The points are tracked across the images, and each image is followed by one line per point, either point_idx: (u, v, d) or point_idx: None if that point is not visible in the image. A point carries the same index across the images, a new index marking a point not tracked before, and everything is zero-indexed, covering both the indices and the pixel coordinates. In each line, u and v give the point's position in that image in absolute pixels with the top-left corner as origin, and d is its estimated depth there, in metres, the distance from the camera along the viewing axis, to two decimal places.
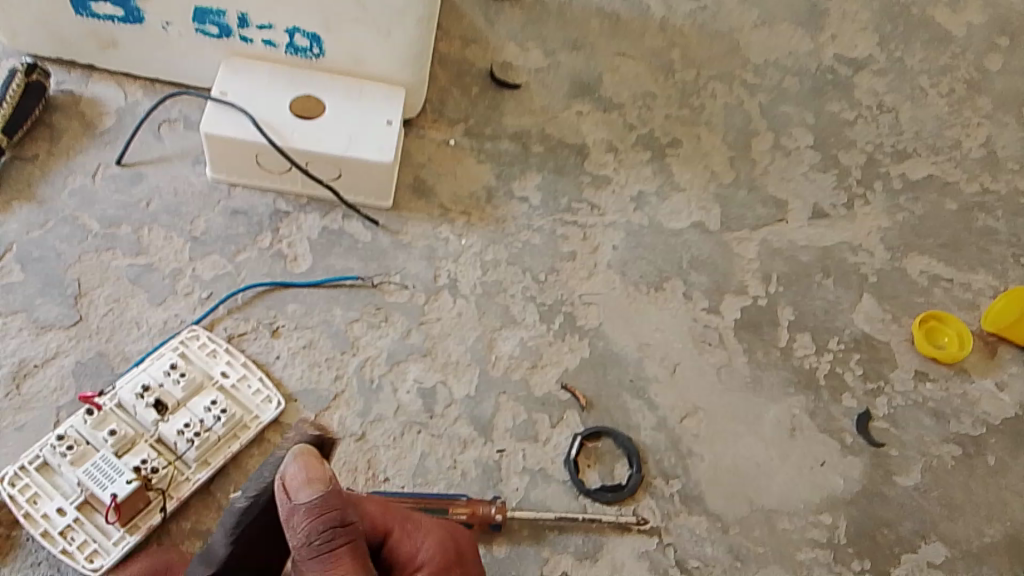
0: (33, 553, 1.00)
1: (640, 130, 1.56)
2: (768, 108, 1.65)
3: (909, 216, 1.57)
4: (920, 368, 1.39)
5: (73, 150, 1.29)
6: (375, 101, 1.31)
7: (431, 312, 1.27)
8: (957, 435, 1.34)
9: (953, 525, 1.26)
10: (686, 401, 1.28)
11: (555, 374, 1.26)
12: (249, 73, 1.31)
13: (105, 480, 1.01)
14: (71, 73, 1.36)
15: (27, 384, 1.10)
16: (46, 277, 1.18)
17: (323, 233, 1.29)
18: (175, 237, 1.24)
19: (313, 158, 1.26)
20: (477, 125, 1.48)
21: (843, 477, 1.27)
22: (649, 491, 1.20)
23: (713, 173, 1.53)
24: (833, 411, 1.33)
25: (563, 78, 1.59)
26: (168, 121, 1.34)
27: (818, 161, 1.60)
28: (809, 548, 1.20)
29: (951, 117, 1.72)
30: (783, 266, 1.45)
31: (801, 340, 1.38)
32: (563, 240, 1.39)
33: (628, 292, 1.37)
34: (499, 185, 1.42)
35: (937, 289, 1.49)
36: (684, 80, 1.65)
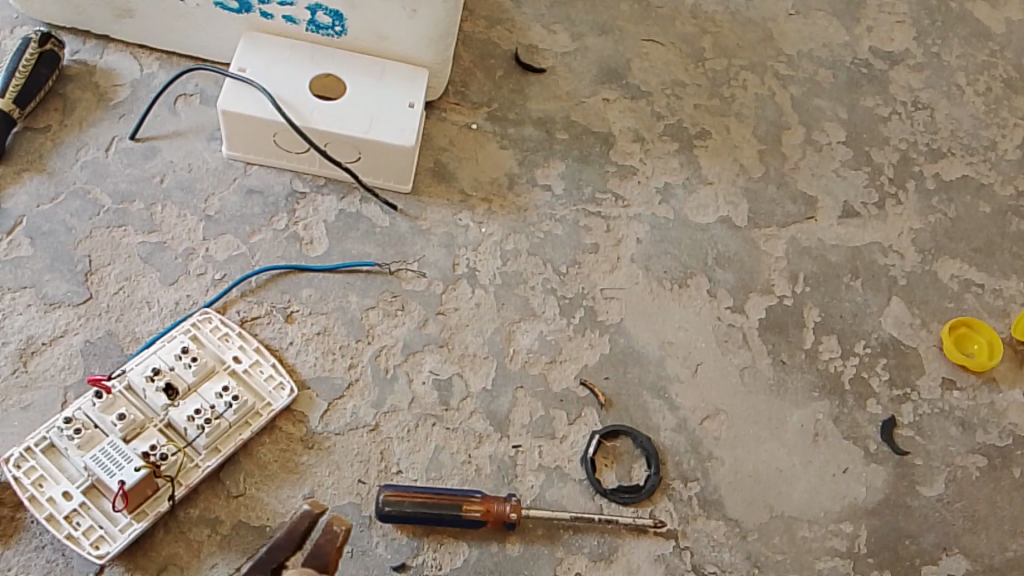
0: (38, 535, 0.98)
1: (668, 119, 1.51)
2: (800, 101, 1.60)
3: (941, 218, 1.52)
4: (949, 376, 1.35)
5: (86, 121, 1.25)
6: (398, 82, 1.26)
7: (449, 302, 1.24)
8: (984, 446, 1.30)
9: (978, 540, 1.23)
10: (707, 402, 1.25)
11: (573, 370, 1.23)
12: (269, 50, 1.26)
13: (113, 467, 0.97)
14: (86, 43, 1.32)
15: (34, 363, 1.08)
16: (56, 252, 1.15)
17: (340, 216, 1.26)
18: (189, 215, 1.21)
19: (333, 139, 1.22)
20: (501, 110, 1.44)
21: (866, 486, 1.23)
22: (667, 494, 1.17)
23: (742, 167, 1.49)
24: (858, 417, 1.29)
25: (590, 63, 1.54)
26: (184, 95, 1.30)
27: (850, 158, 1.55)
28: (829, 557, 1.17)
29: (988, 117, 1.67)
30: (811, 266, 1.41)
31: (826, 342, 1.34)
32: (586, 231, 1.35)
33: (651, 288, 1.33)
34: (522, 172, 1.38)
35: (969, 294, 1.45)
36: (715, 70, 1.60)
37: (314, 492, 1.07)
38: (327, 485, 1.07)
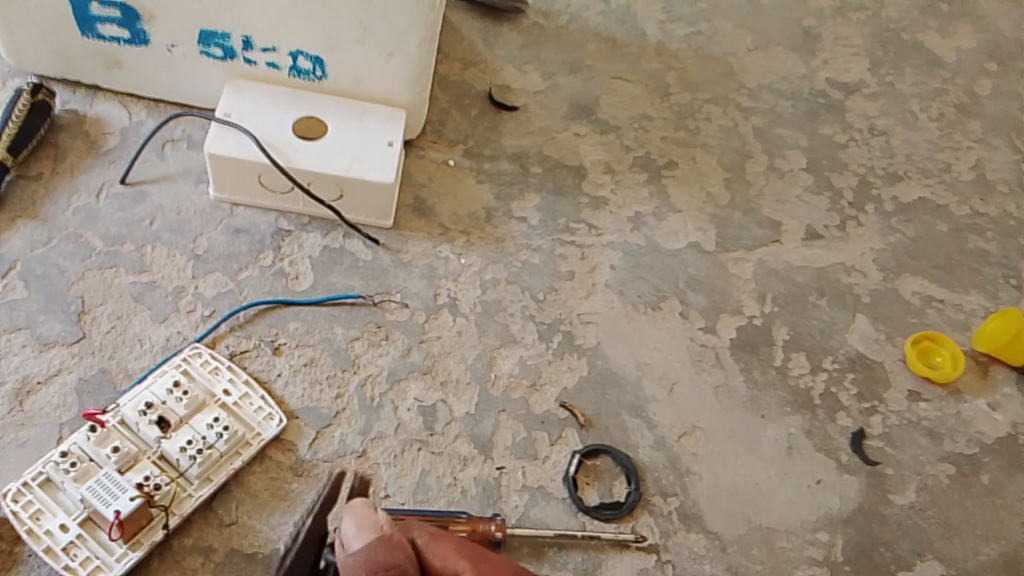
0: (36, 569, 1.00)
1: (637, 151, 1.58)
2: (763, 131, 1.68)
3: (902, 237, 1.59)
4: (915, 388, 1.41)
5: (77, 168, 1.30)
6: (377, 123, 1.32)
7: (432, 331, 1.28)
8: (951, 454, 1.36)
9: (950, 544, 1.27)
10: (684, 420, 1.29)
11: (554, 393, 1.27)
12: (253, 95, 1.32)
13: (109, 497, 1.00)
14: (76, 94, 1.37)
15: (29, 401, 1.11)
16: (50, 294, 1.19)
17: (324, 251, 1.31)
18: (178, 254, 1.25)
19: (316, 178, 1.27)
20: (477, 146, 1.50)
21: (840, 496, 1.28)
22: (648, 510, 1.21)
23: (710, 195, 1.55)
24: (830, 430, 1.34)
25: (561, 100, 1.61)
26: (171, 141, 1.35)
27: (813, 184, 1.62)
28: (807, 566, 1.21)
29: (942, 141, 1.75)
30: (779, 287, 1.47)
31: (796, 359, 1.40)
32: (562, 259, 1.41)
33: (627, 312, 1.38)
34: (499, 205, 1.44)
35: (931, 309, 1.51)
36: (681, 103, 1.67)
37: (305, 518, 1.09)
38: None
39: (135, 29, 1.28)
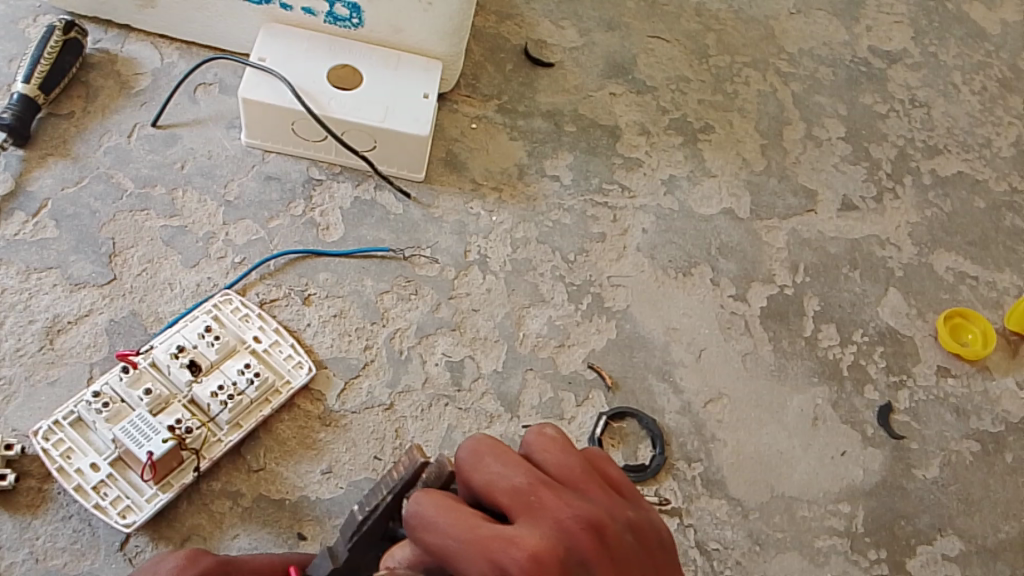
0: (65, 506, 1.01)
1: (673, 114, 1.55)
2: (802, 98, 1.64)
3: (938, 212, 1.56)
4: (944, 364, 1.40)
5: (109, 108, 1.28)
6: (412, 74, 1.30)
7: (461, 288, 1.27)
8: (977, 431, 1.35)
9: (970, 520, 1.27)
10: (711, 386, 1.29)
11: (581, 354, 1.27)
12: (288, 40, 1.30)
13: (142, 438, 1.00)
14: (108, 32, 1.35)
15: (60, 340, 1.11)
16: (81, 234, 1.18)
17: (355, 203, 1.29)
18: (209, 200, 1.24)
19: (350, 128, 1.25)
20: (511, 102, 1.48)
21: (863, 468, 1.27)
22: (671, 474, 1.20)
23: (745, 161, 1.53)
24: (856, 402, 1.33)
25: (597, 58, 1.58)
26: (204, 84, 1.33)
27: (850, 153, 1.60)
28: (827, 536, 1.21)
29: (982, 116, 1.72)
30: (811, 257, 1.45)
31: (826, 331, 1.38)
32: (593, 220, 1.39)
33: (657, 276, 1.37)
34: (531, 163, 1.42)
35: (963, 285, 1.49)
36: (719, 66, 1.64)
37: (331, 468, 1.10)
38: (343, 461, 1.10)
39: None
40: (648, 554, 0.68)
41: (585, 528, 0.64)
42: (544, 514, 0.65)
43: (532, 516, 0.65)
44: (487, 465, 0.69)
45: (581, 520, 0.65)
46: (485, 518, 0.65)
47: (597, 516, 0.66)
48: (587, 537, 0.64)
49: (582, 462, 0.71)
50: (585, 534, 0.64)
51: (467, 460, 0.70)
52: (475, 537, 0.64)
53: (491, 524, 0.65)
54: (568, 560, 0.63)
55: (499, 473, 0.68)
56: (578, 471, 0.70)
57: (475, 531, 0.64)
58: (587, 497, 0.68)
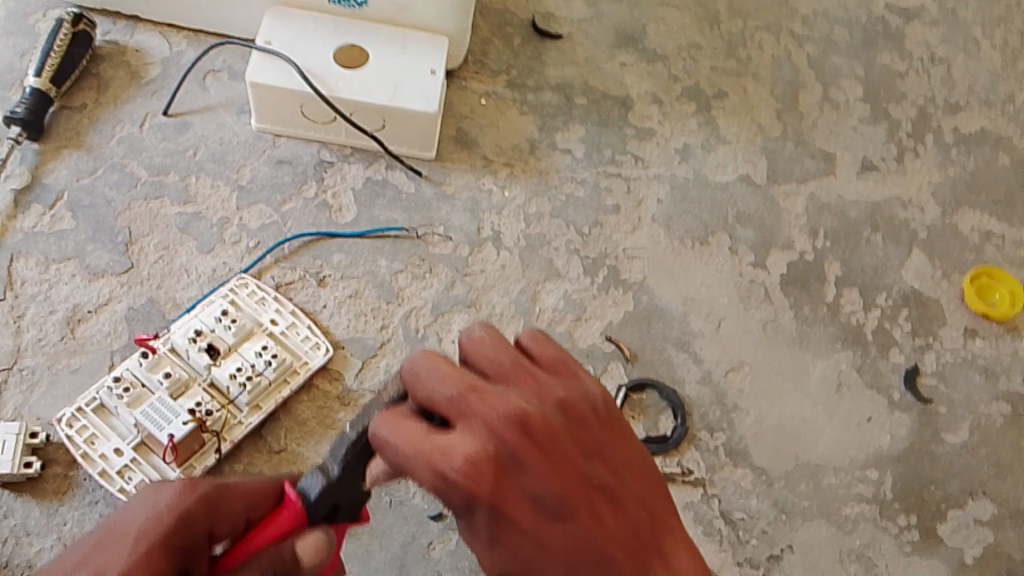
0: (91, 492, 1.02)
1: (685, 82, 1.53)
2: (817, 60, 1.61)
3: (961, 171, 1.53)
4: (971, 326, 1.37)
5: (119, 98, 1.29)
6: (419, 51, 1.28)
7: (475, 265, 1.26)
8: (1007, 393, 1.32)
9: (1002, 484, 1.25)
10: (732, 355, 1.27)
11: (599, 327, 1.25)
12: (292, 23, 1.28)
13: (162, 421, 1.01)
14: (117, 23, 1.35)
15: (81, 329, 1.11)
16: (97, 223, 1.18)
17: (366, 183, 1.29)
18: (222, 186, 1.24)
19: (357, 108, 1.24)
20: (520, 76, 1.46)
21: (890, 433, 1.25)
22: (694, 444, 1.19)
23: (761, 127, 1.50)
24: (882, 367, 1.30)
25: (607, 28, 1.55)
26: (213, 71, 1.33)
27: (869, 115, 1.56)
28: (856, 503, 1.19)
29: (1005, 71, 1.67)
30: (832, 222, 1.42)
31: (849, 296, 1.36)
32: (607, 192, 1.38)
33: (673, 246, 1.35)
34: (542, 137, 1.40)
35: (989, 245, 1.46)
36: (731, 31, 1.61)
37: None
38: None
39: None
40: (586, 430, 0.68)
41: (522, 426, 0.64)
42: (476, 419, 0.64)
43: (466, 422, 0.64)
44: (417, 377, 0.67)
45: (511, 417, 0.64)
46: (429, 429, 0.65)
47: (528, 410, 0.65)
48: (520, 434, 0.64)
49: (514, 355, 0.69)
50: (516, 431, 0.64)
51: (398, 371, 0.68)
52: (418, 453, 0.63)
53: (429, 435, 0.64)
54: (503, 460, 0.63)
55: (438, 391, 0.66)
56: (510, 363, 0.68)
57: (414, 448, 0.64)
58: (517, 389, 0.67)
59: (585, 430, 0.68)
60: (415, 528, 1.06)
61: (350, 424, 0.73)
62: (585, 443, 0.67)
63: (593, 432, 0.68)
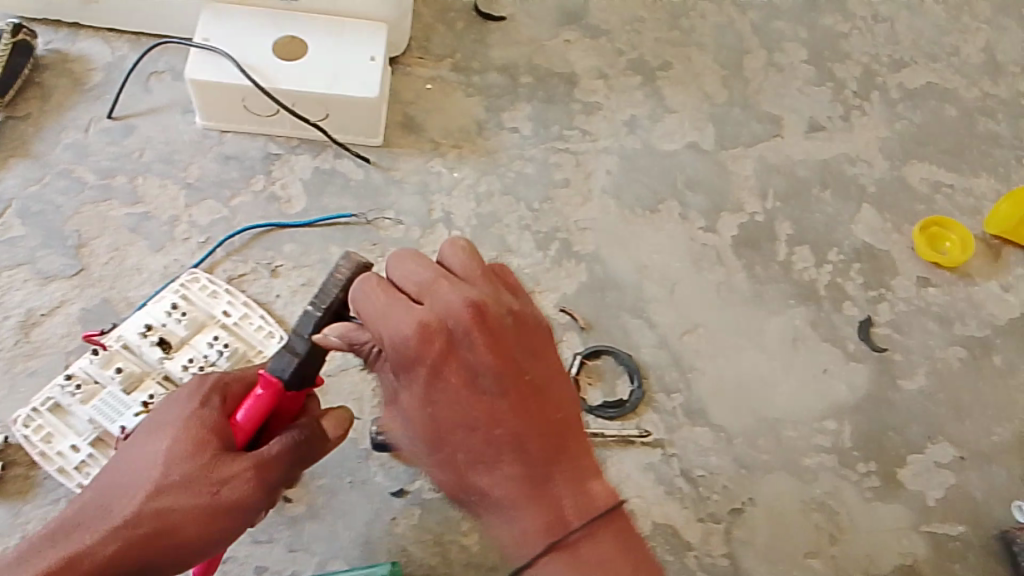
0: (53, 490, 1.03)
1: (630, 55, 1.54)
2: (761, 25, 1.63)
3: (908, 124, 1.55)
4: (924, 274, 1.38)
5: (64, 105, 1.30)
6: (358, 39, 1.30)
7: (428, 246, 1.28)
8: (962, 337, 1.34)
9: (961, 426, 1.27)
10: (686, 318, 1.28)
11: (553, 299, 1.27)
12: (230, 19, 1.30)
13: (114, 414, 1.03)
14: (58, 32, 1.36)
15: (35, 333, 1.12)
16: (47, 230, 1.20)
17: (315, 173, 1.30)
18: (170, 185, 1.25)
19: (300, 99, 1.26)
20: (464, 60, 1.47)
21: (847, 384, 1.27)
22: (652, 407, 1.21)
23: (707, 94, 1.52)
24: (836, 320, 1.32)
25: (549, 7, 1.57)
26: (156, 73, 1.34)
27: (814, 76, 1.58)
28: (815, 453, 1.21)
29: (948, 24, 1.69)
30: (781, 182, 1.44)
31: (800, 253, 1.37)
32: (556, 167, 1.39)
33: (624, 216, 1.36)
34: (489, 117, 1.42)
35: (939, 195, 1.48)
36: (674, 2, 1.62)
37: None
38: None
39: None
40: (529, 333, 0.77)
41: (476, 314, 0.74)
42: (443, 299, 0.74)
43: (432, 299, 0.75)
44: (403, 262, 0.77)
45: (469, 303, 0.74)
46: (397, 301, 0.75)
47: (485, 302, 0.75)
48: (473, 318, 0.74)
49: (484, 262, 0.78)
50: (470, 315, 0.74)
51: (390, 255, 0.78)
52: (382, 313, 0.74)
53: (398, 301, 0.75)
54: (453, 333, 0.74)
55: (414, 275, 0.76)
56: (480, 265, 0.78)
57: (380, 311, 0.75)
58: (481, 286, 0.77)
59: (526, 331, 0.77)
60: (378, 505, 1.08)
61: (309, 308, 0.82)
62: (526, 342, 0.77)
63: (532, 335, 0.78)
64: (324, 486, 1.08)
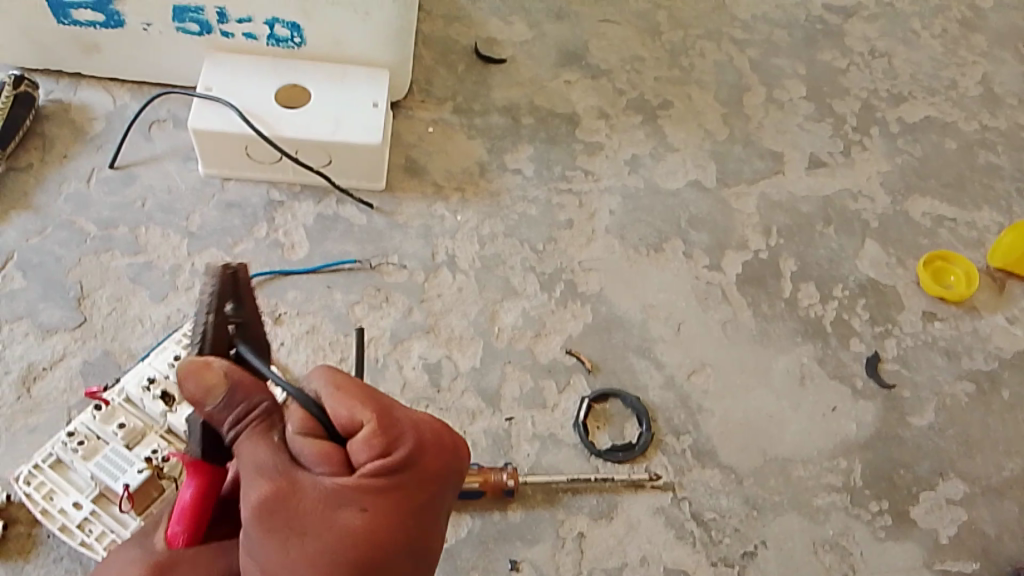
0: (55, 548, 1.01)
1: (630, 94, 1.55)
2: (759, 62, 1.64)
3: (909, 158, 1.55)
4: (930, 309, 1.38)
5: (66, 155, 1.30)
6: (359, 84, 1.31)
7: (432, 290, 1.27)
8: (969, 372, 1.33)
9: (972, 462, 1.25)
10: (693, 358, 1.28)
11: (558, 341, 1.26)
12: (232, 68, 1.31)
13: (117, 471, 1.01)
14: (60, 82, 1.37)
15: (37, 388, 1.12)
16: (47, 283, 1.19)
17: (318, 219, 1.30)
18: (172, 234, 1.25)
19: (302, 145, 1.26)
20: (466, 102, 1.48)
21: (855, 422, 1.26)
22: (660, 449, 1.20)
23: (707, 131, 1.52)
24: (843, 357, 1.32)
25: (549, 48, 1.58)
26: (157, 121, 1.35)
27: (814, 112, 1.59)
28: (826, 493, 1.20)
29: (945, 58, 1.71)
30: (784, 218, 1.44)
31: (805, 289, 1.37)
32: (559, 208, 1.39)
33: (628, 255, 1.36)
34: (491, 159, 1.42)
35: (942, 229, 1.48)
36: (672, 41, 1.64)
37: None
38: None
39: (108, 12, 1.27)
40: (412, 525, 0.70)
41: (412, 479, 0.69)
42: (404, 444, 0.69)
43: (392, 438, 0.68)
44: (366, 403, 0.69)
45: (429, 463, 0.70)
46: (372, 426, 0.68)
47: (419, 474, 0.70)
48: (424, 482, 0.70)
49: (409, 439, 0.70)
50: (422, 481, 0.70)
51: (207, 396, 0.67)
52: (391, 419, 0.69)
53: (368, 431, 0.68)
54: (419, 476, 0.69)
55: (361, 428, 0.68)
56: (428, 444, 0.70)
57: (388, 415, 0.69)
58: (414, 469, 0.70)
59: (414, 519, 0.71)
60: None
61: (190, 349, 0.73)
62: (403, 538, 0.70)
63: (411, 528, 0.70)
64: None
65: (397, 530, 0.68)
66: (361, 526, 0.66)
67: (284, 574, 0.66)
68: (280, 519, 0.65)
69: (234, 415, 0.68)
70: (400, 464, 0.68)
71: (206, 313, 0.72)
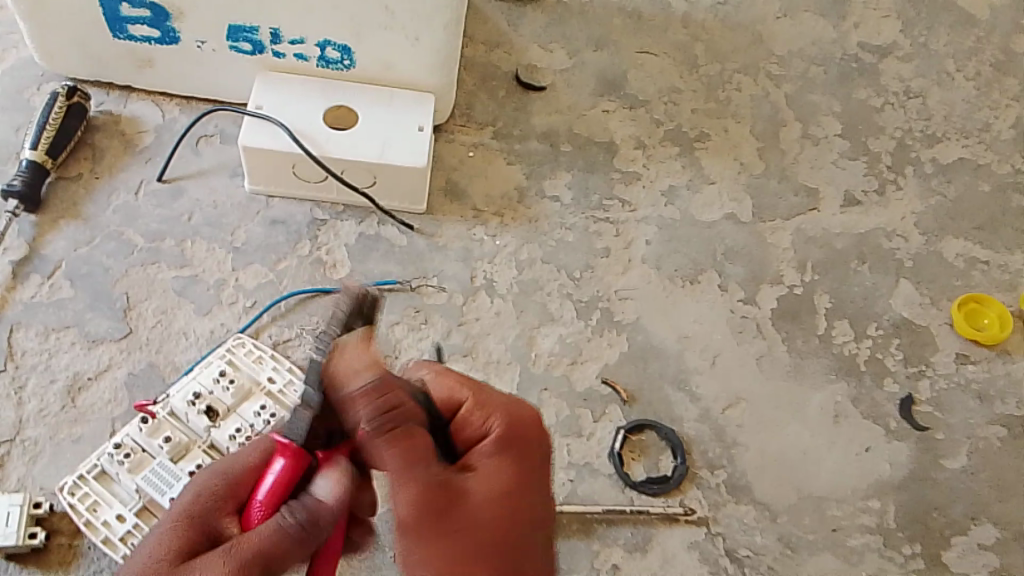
0: (96, 561, 1.02)
1: (667, 125, 1.56)
2: (795, 98, 1.65)
3: (942, 199, 1.56)
4: (963, 351, 1.38)
5: (115, 167, 1.31)
6: (406, 108, 1.32)
7: (470, 314, 1.28)
8: (1002, 415, 1.33)
9: (1004, 506, 1.25)
10: (728, 391, 1.28)
11: (595, 370, 1.27)
12: (282, 86, 1.32)
13: (163, 485, 1.02)
14: (109, 94, 1.38)
15: (82, 397, 1.12)
16: (95, 291, 1.20)
17: (360, 239, 1.31)
18: (217, 248, 1.26)
19: (349, 166, 1.27)
20: (506, 127, 1.49)
21: (889, 462, 1.26)
22: (695, 482, 1.20)
23: (744, 165, 1.53)
24: (877, 396, 1.32)
25: (589, 76, 1.60)
26: (205, 136, 1.36)
27: (849, 149, 1.60)
28: (859, 533, 1.20)
29: (979, 100, 1.72)
30: (819, 254, 1.45)
31: (840, 327, 1.38)
32: (597, 236, 1.40)
33: (665, 285, 1.37)
34: (531, 185, 1.43)
35: (975, 270, 1.48)
36: (710, 74, 1.65)
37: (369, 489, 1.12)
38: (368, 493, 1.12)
39: (164, 28, 1.29)
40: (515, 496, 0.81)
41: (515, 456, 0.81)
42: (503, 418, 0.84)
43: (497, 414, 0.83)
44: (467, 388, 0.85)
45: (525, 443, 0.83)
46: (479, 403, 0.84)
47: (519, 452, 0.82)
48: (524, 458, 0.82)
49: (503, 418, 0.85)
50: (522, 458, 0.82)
51: (360, 377, 0.75)
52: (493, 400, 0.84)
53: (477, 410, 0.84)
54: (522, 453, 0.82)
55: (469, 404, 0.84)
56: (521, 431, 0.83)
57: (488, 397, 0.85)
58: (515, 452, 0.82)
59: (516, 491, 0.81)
60: None
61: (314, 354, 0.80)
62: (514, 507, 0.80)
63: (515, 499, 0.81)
64: (368, 559, 1.08)
65: (514, 494, 0.79)
66: (488, 483, 0.79)
67: (426, 527, 0.75)
68: (428, 484, 0.76)
69: (372, 403, 0.74)
70: (509, 438, 0.82)
71: (336, 328, 0.79)
